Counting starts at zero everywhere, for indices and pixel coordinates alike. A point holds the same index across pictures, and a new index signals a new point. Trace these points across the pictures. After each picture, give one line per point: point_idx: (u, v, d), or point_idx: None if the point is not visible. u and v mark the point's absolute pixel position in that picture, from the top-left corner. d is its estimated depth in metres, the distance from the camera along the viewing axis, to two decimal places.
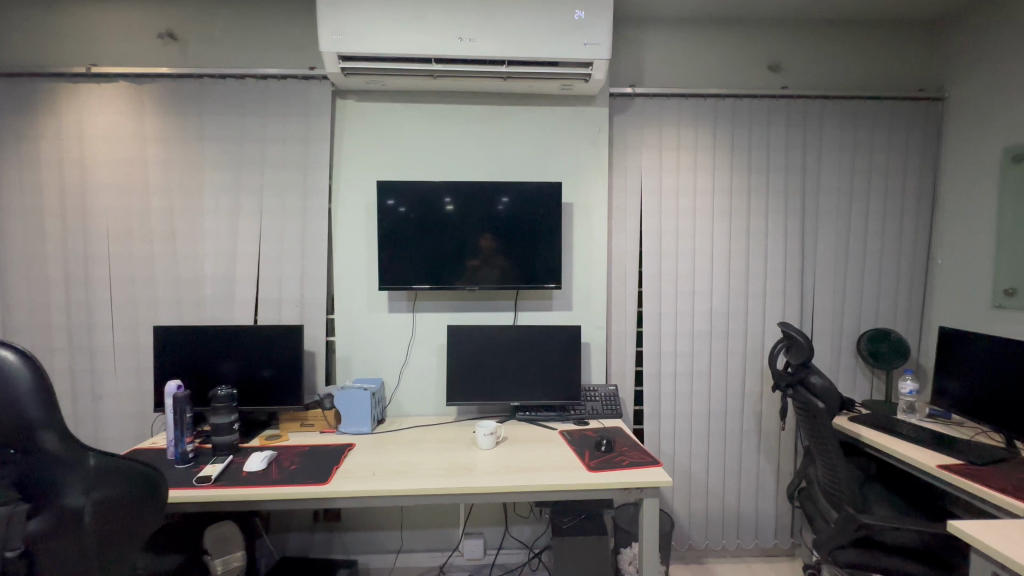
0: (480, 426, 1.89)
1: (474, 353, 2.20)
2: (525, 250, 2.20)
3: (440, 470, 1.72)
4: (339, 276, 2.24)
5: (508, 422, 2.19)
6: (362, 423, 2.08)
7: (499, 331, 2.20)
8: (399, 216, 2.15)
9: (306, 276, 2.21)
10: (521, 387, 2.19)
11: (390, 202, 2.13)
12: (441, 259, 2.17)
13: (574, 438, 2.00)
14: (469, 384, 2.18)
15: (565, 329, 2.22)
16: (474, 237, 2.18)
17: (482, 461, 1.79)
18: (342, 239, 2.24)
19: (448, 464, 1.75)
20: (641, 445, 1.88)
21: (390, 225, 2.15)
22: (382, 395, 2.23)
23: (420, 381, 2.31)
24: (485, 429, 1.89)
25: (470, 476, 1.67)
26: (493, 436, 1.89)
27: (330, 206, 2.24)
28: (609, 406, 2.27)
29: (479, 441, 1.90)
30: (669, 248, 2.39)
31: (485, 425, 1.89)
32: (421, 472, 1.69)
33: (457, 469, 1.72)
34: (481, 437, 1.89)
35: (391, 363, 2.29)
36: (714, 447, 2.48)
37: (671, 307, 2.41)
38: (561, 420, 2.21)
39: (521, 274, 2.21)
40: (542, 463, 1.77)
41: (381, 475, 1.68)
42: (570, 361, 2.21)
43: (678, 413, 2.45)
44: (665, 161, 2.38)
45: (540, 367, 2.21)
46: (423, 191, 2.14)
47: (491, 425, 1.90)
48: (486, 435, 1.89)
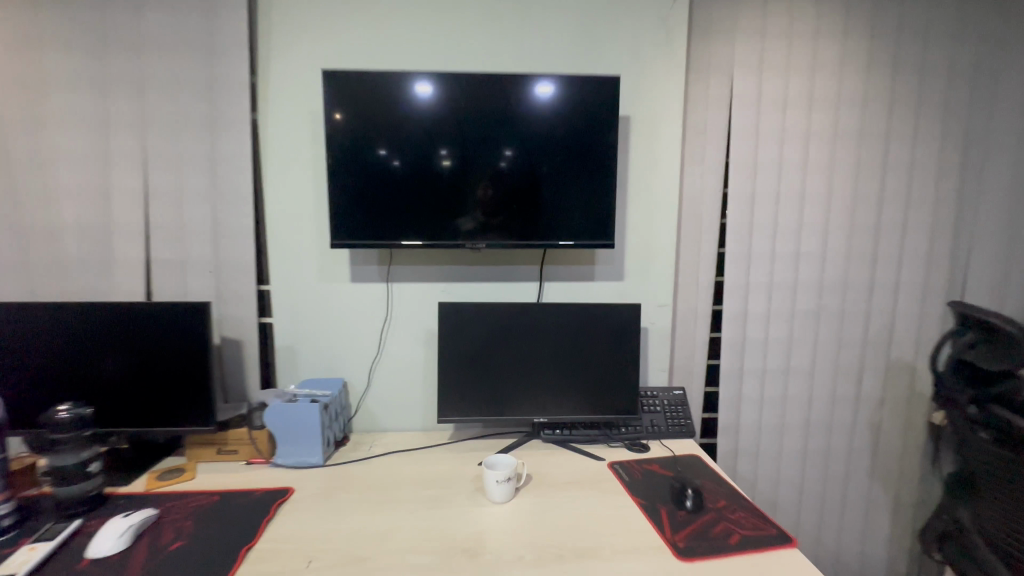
0: (490, 470, 1.18)
1: (481, 344, 1.47)
2: (558, 190, 1.45)
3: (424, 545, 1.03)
4: (274, 227, 1.49)
5: (529, 447, 1.48)
6: (310, 451, 1.37)
7: (519, 314, 1.47)
8: (381, 150, 1.39)
9: (222, 227, 1.45)
10: (548, 395, 1.48)
11: (381, 151, 1.39)
12: (440, 208, 1.43)
13: (636, 482, 1.29)
14: (472, 391, 1.47)
15: (619, 311, 1.48)
16: (485, 172, 1.42)
17: (494, 531, 1.08)
18: (274, 171, 1.46)
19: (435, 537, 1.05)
20: (750, 503, 1.18)
21: (366, 161, 1.39)
22: (343, 404, 1.52)
23: (400, 384, 1.60)
24: (500, 477, 1.18)
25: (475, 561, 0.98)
26: (511, 483, 1.19)
27: (254, 117, 1.44)
28: (676, 422, 1.57)
29: (489, 489, 1.20)
30: (767, 189, 1.61)
31: (501, 470, 1.18)
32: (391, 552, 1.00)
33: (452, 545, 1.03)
34: (493, 486, 1.19)
35: (357, 358, 1.57)
36: (811, 471, 1.78)
37: (765, 278, 1.66)
38: (607, 442, 1.51)
39: (552, 227, 1.46)
40: (595, 539, 1.06)
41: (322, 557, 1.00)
42: (625, 359, 1.49)
43: (764, 426, 1.75)
44: (771, 54, 1.55)
45: (579, 368, 1.49)
46: (416, 127, 1.38)
47: (509, 468, 1.19)
48: (501, 483, 1.19)
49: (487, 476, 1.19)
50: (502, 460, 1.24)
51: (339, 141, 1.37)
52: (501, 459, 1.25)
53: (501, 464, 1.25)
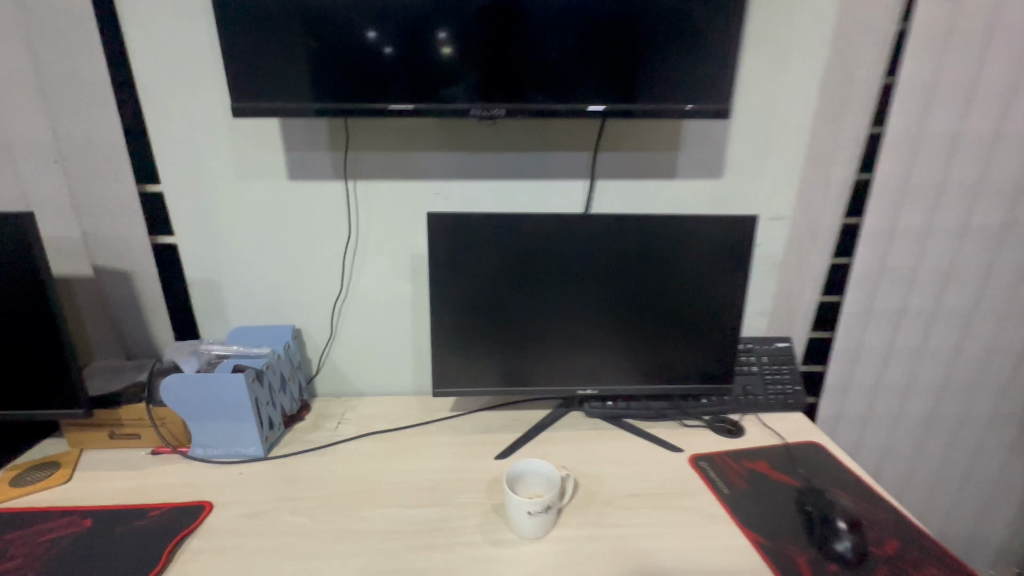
0: (515, 497, 0.73)
1: (497, 281, 0.94)
2: (630, 14, 0.79)
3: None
4: (155, 85, 0.90)
5: (566, 427, 1.02)
6: (241, 438, 0.92)
7: (556, 235, 0.92)
8: (361, 25, 0.78)
9: (72, 86, 0.88)
10: (595, 353, 0.99)
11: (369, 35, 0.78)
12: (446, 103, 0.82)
13: (741, 498, 0.83)
14: (482, 349, 0.98)
15: (717, 227, 0.94)
16: (532, 17, 0.79)
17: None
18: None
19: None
20: (931, 537, 0.75)
21: (333, 48, 0.79)
22: (295, 365, 1.04)
23: (379, 332, 1.10)
24: (532, 509, 0.73)
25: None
26: (546, 513, 0.74)
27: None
28: (779, 390, 1.08)
29: (515, 521, 0.75)
30: (974, 24, 0.96)
31: (534, 500, 0.72)
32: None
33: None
34: (521, 521, 0.74)
35: (313, 297, 1.06)
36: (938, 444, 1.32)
37: (933, 177, 1.07)
38: (680, 420, 1.04)
39: (619, 78, 0.82)
40: None
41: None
42: (720, 302, 0.97)
43: (885, 388, 1.26)
44: None
45: (649, 313, 0.98)
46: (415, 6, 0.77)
47: (548, 496, 0.73)
48: (534, 518, 0.73)
49: (509, 502, 0.74)
50: (545, 480, 0.80)
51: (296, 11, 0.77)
52: (544, 481, 0.80)
53: (543, 491, 0.80)
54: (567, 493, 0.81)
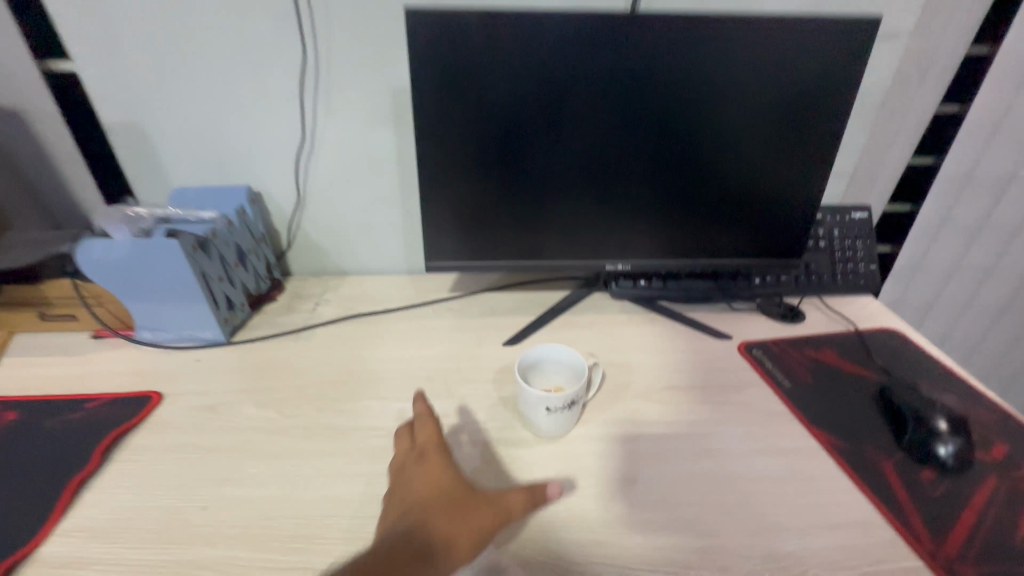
0: (533, 391, 0.57)
1: (506, 120, 0.70)
2: None
3: (416, 498, 0.50)
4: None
5: (589, 311, 0.84)
6: (194, 320, 0.75)
7: (586, 50, 0.66)
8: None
9: None
10: (630, 220, 0.79)
11: None
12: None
13: (807, 393, 0.67)
14: (487, 212, 0.77)
15: (816, 41, 0.66)
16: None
17: (530, 523, 0.52)
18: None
19: (410, 463, 0.54)
20: None
21: None
22: (257, 235, 0.84)
23: (358, 195, 0.88)
24: (553, 405, 0.58)
25: (523, 505, 0.50)
26: (573, 407, 0.59)
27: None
28: (849, 269, 0.88)
29: (528, 415, 0.60)
30: None
31: (557, 396, 0.57)
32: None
33: (440, 500, 0.49)
34: (536, 416, 0.59)
35: (269, 149, 0.83)
36: (1011, 338, 1.15)
37: None
38: (728, 303, 0.87)
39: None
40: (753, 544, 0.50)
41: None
42: (798, 152, 0.74)
43: (962, 271, 1.06)
44: None
45: (703, 167, 0.75)
46: None
47: (575, 391, 0.58)
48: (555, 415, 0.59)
49: (524, 396, 0.59)
50: (566, 370, 0.64)
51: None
52: (565, 371, 0.64)
53: (562, 382, 0.65)
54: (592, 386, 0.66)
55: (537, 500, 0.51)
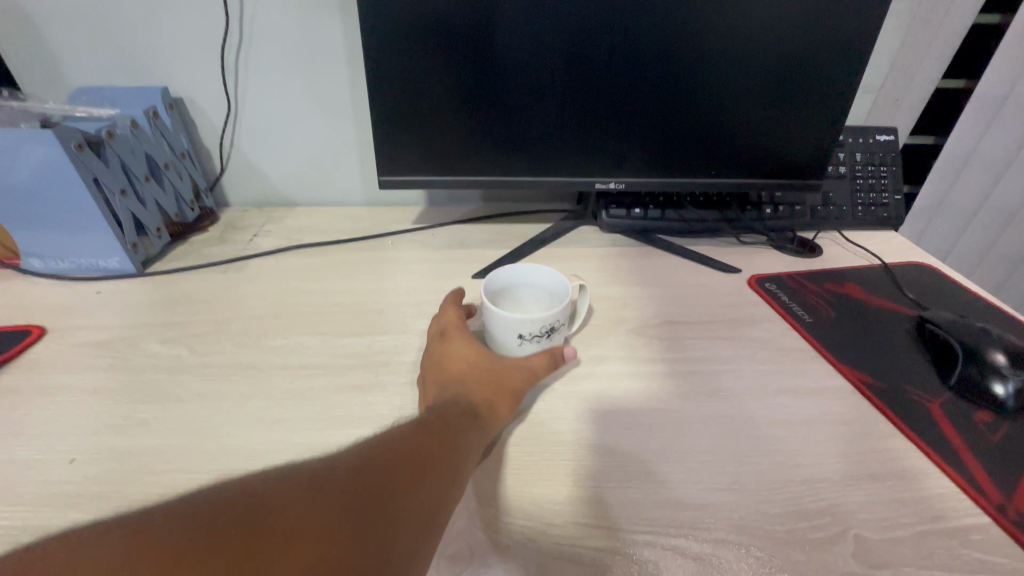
0: (504, 313, 0.46)
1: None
2: None
3: (449, 373, 0.46)
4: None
5: (573, 244, 0.73)
6: (89, 243, 0.61)
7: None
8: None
9: None
10: (628, 131, 0.66)
11: None
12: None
13: (832, 328, 0.57)
14: (454, 117, 0.64)
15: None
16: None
17: (494, 476, 0.41)
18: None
19: (434, 344, 0.50)
20: None
21: None
22: (179, 149, 0.70)
23: (303, 105, 0.74)
24: (527, 330, 0.47)
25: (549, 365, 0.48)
26: (545, 339, 0.49)
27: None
28: (872, 200, 0.77)
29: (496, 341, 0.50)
30: None
31: (533, 320, 0.46)
32: (407, 462, 0.33)
33: (473, 371, 0.46)
34: (505, 344, 0.49)
35: (189, 41, 0.68)
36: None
37: None
38: (735, 236, 0.76)
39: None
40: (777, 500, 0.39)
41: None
42: (830, 41, 0.61)
43: (987, 212, 0.97)
44: None
45: (712, 61, 0.62)
46: None
47: (556, 317, 0.47)
48: (527, 341, 0.48)
49: (492, 320, 0.48)
50: (544, 296, 0.53)
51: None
52: (543, 298, 0.53)
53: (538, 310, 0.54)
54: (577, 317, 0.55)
55: (557, 361, 0.49)
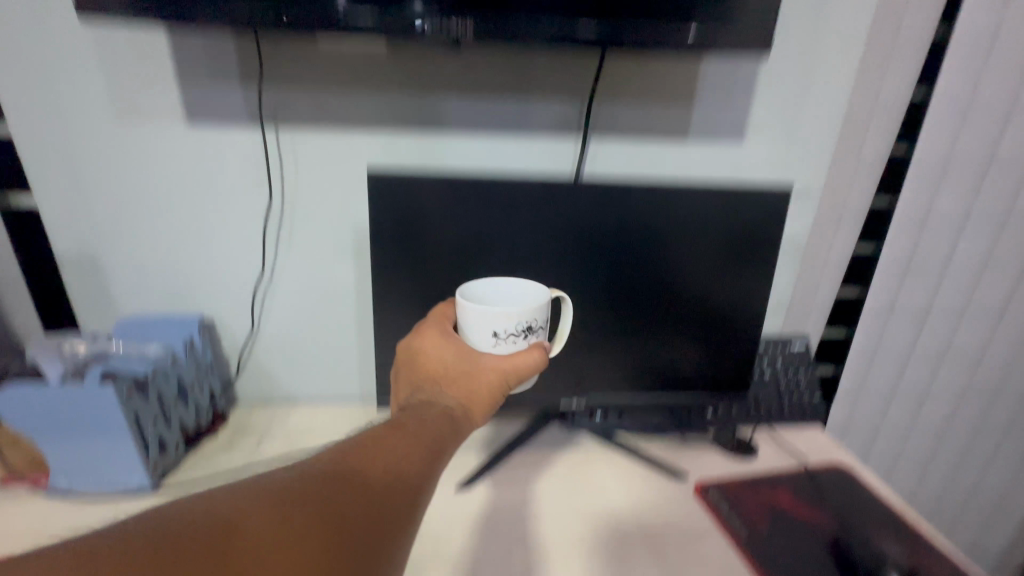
0: (488, 307, 0.55)
1: (465, 271, 0.74)
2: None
3: (428, 372, 0.58)
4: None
5: (544, 446, 0.83)
6: (118, 466, 0.69)
7: (535, 206, 0.71)
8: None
9: None
10: (593, 361, 0.80)
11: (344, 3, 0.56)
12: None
13: (765, 546, 0.66)
14: None
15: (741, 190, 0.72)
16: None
17: None
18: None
19: (415, 341, 0.60)
20: None
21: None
22: (206, 365, 0.82)
23: (317, 325, 0.88)
24: (502, 326, 0.56)
25: (533, 362, 0.56)
26: (515, 332, 0.57)
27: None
28: (794, 401, 0.91)
29: (470, 342, 0.58)
30: None
31: (508, 317, 0.55)
32: (383, 463, 0.43)
33: (450, 373, 0.58)
34: (483, 342, 0.57)
35: (227, 283, 0.83)
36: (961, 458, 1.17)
37: (978, 153, 0.92)
38: (682, 435, 0.87)
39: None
40: None
41: (190, 533, 0.32)
42: (741, 295, 0.78)
43: (903, 395, 1.11)
44: None
45: (653, 312, 0.78)
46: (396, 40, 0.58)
47: (531, 316, 0.57)
48: (502, 338, 0.57)
49: (474, 316, 0.56)
50: (515, 297, 0.62)
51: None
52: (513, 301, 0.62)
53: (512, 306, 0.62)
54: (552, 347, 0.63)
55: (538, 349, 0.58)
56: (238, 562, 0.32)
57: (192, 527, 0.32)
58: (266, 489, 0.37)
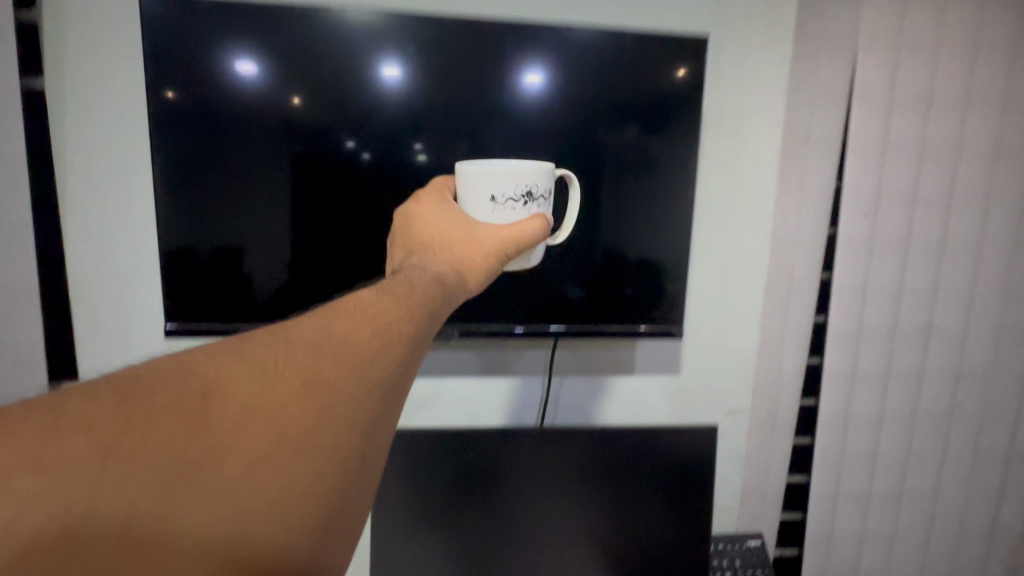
0: (487, 170, 0.67)
1: (469, 486, 0.94)
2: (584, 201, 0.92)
3: (423, 239, 0.71)
4: (128, 256, 0.98)
5: None
6: None
7: (525, 440, 0.95)
8: (285, 92, 0.86)
9: None
10: (572, 550, 0.97)
11: (350, 143, 0.89)
12: (405, 142, 0.90)
13: None
14: (453, 551, 0.95)
15: (629, 437, 0.96)
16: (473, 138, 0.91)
17: None
18: (124, 165, 0.95)
19: (417, 208, 0.75)
20: None
21: (315, 156, 0.89)
22: None
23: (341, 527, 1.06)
24: (502, 190, 0.68)
25: (530, 230, 0.67)
26: (517, 198, 0.68)
27: (71, 71, 0.91)
28: None
29: (471, 212, 0.70)
30: (888, 235, 1.07)
31: (509, 178, 0.67)
32: (370, 314, 0.49)
33: (449, 243, 0.68)
34: (483, 204, 0.69)
35: None
36: None
37: (878, 366, 1.11)
38: None
39: (578, 293, 0.95)
40: None
41: (173, 387, 0.37)
42: (693, 493, 0.98)
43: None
44: (910, 40, 1.01)
45: (620, 511, 0.97)
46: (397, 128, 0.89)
47: (531, 182, 0.68)
48: (499, 203, 0.68)
49: (474, 182, 0.68)
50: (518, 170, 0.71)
51: (241, 127, 0.87)
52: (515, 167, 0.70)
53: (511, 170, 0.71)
54: (557, 233, 0.76)
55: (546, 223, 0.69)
56: (212, 418, 0.37)
57: (182, 384, 0.37)
58: (251, 348, 0.42)
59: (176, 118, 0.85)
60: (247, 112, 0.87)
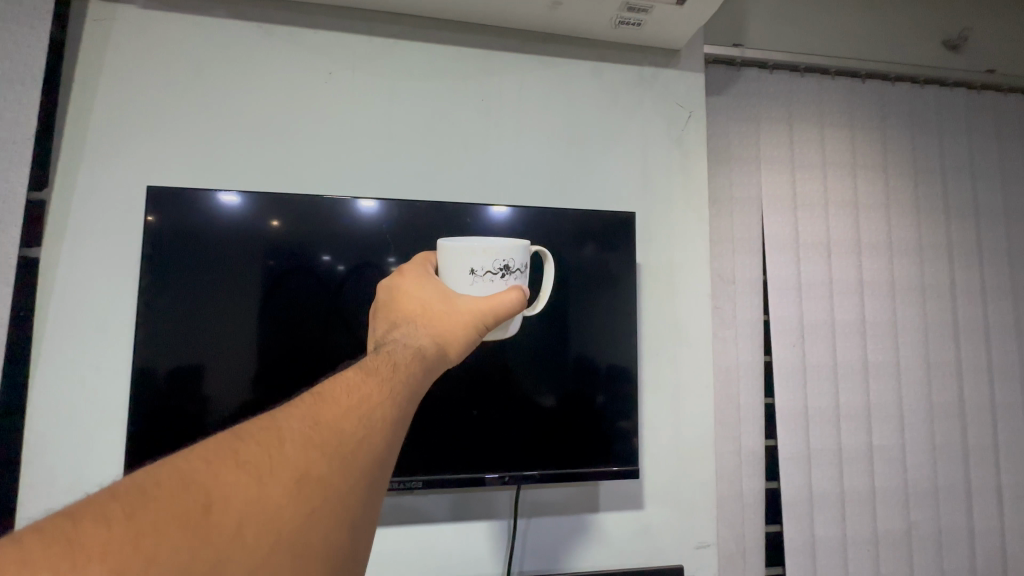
0: (464, 242, 0.59)
1: None
2: (543, 349, 0.98)
3: (400, 312, 0.58)
4: None
5: None
6: None
7: None
8: (265, 217, 0.91)
9: None
10: None
11: (324, 257, 0.92)
12: (378, 256, 0.94)
13: None
14: None
15: None
16: None
17: None
18: (75, 309, 0.90)
19: (395, 282, 0.62)
20: None
21: (293, 271, 0.91)
22: None
23: None
24: (480, 263, 0.59)
25: (510, 301, 0.58)
26: (495, 270, 0.59)
27: (43, 217, 0.91)
28: None
29: (451, 285, 0.60)
30: (818, 363, 1.18)
31: (487, 251, 0.59)
32: (351, 398, 0.41)
33: (429, 315, 0.57)
34: (460, 279, 0.60)
35: None
36: None
37: (831, 489, 1.16)
38: None
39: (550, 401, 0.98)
40: None
41: (167, 498, 0.29)
42: None
43: None
44: (804, 201, 1.22)
45: None
46: (370, 246, 0.93)
47: (508, 254, 0.60)
48: (478, 276, 0.59)
49: (452, 254, 0.60)
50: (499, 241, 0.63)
51: (220, 251, 0.89)
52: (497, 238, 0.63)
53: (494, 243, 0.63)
54: (534, 304, 0.68)
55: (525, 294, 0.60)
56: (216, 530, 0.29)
57: (171, 498, 0.30)
58: (241, 445, 0.34)
59: (162, 244, 0.87)
60: (228, 236, 0.89)
